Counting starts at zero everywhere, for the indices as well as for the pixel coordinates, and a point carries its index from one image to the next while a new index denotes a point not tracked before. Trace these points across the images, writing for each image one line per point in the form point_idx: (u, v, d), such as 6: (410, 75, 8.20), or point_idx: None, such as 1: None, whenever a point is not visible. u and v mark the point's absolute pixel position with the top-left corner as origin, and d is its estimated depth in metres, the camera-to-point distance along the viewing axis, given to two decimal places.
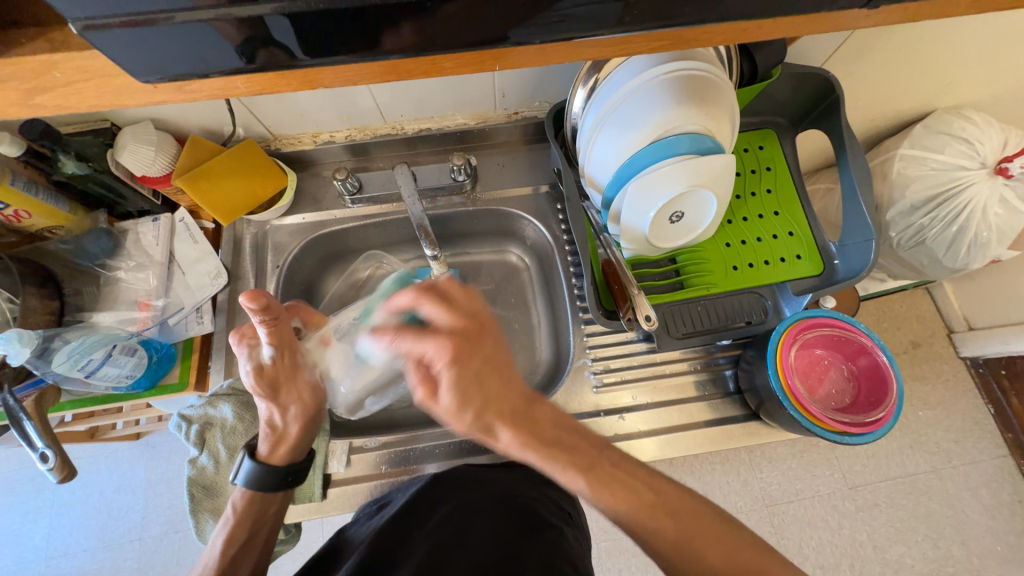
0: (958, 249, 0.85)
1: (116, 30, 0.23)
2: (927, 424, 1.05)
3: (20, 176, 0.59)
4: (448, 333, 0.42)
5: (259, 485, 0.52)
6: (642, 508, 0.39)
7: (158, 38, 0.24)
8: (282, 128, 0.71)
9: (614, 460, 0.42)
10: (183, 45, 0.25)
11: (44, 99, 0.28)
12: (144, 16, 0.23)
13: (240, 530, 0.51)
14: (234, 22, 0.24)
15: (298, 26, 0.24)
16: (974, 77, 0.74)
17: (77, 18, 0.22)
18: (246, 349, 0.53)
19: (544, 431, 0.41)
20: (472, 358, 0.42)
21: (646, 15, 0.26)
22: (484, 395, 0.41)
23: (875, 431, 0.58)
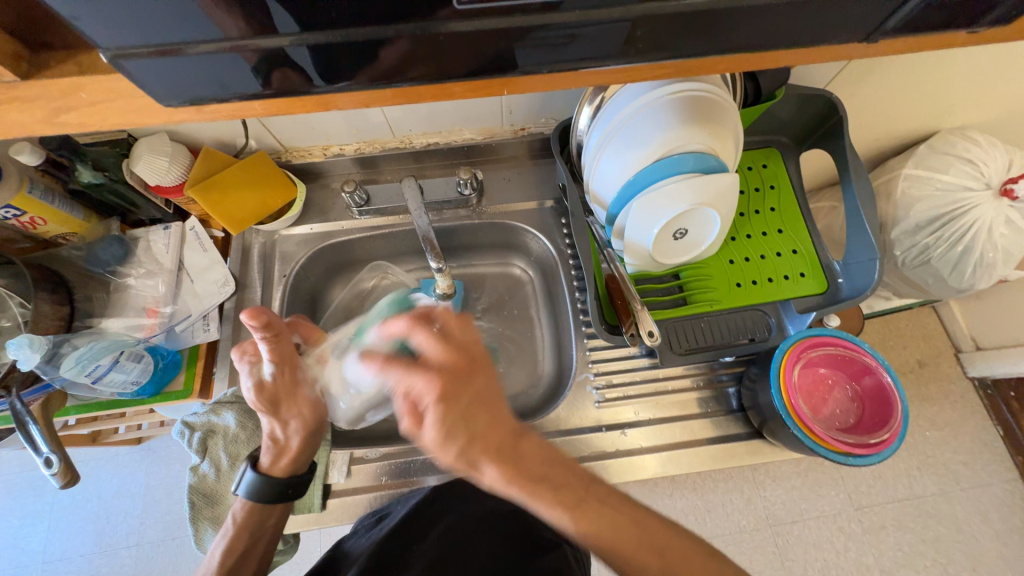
0: (963, 269, 0.85)
1: (144, 58, 0.24)
2: (935, 446, 1.03)
3: (39, 184, 0.60)
4: (439, 366, 0.40)
5: (260, 497, 0.52)
6: (630, 540, 0.37)
7: (182, 66, 0.25)
8: (293, 141, 0.73)
9: (601, 494, 0.39)
10: (206, 71, 0.26)
11: (69, 118, 0.29)
12: (169, 46, 0.24)
13: (240, 539, 0.51)
14: (255, 51, 0.25)
15: (315, 54, 0.25)
16: (978, 100, 0.74)
17: (107, 47, 0.24)
18: (248, 363, 0.53)
19: (528, 466, 0.39)
20: (463, 393, 0.39)
21: (652, 45, 0.27)
22: (471, 431, 0.38)
23: (880, 453, 0.57)
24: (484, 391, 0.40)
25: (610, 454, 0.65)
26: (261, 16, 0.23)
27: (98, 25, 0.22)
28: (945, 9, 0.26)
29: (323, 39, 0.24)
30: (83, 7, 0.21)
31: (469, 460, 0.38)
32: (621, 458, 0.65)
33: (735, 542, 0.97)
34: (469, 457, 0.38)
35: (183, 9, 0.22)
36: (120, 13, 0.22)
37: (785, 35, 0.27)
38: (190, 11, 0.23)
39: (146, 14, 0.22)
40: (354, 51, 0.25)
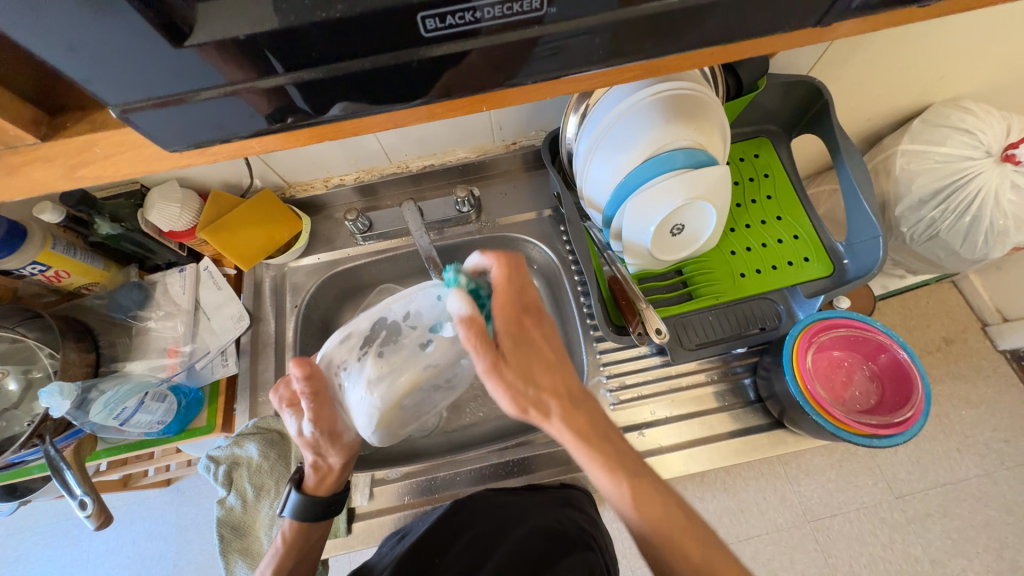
0: (975, 240, 0.83)
1: (147, 110, 0.26)
2: (971, 425, 1.00)
3: (61, 240, 0.64)
4: (516, 308, 0.45)
5: (305, 516, 0.55)
6: (677, 527, 0.43)
7: (184, 114, 0.27)
8: (295, 175, 0.76)
9: (651, 474, 0.45)
10: (205, 117, 0.28)
11: (86, 171, 0.31)
12: (169, 97, 0.26)
13: (288, 558, 0.55)
14: (246, 96, 0.27)
15: (305, 90, 0.27)
16: (967, 69, 0.74)
17: (117, 103, 0.26)
18: (283, 404, 0.52)
19: (593, 424, 0.45)
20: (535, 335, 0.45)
21: (619, 49, 0.28)
22: (533, 368, 0.44)
23: (905, 433, 0.56)
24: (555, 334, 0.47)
25: None
26: (248, 60, 0.25)
27: (106, 84, 0.25)
28: None
29: (306, 77, 0.26)
30: (92, 69, 0.24)
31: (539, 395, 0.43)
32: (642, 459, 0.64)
33: (773, 542, 0.94)
34: (541, 390, 0.43)
35: (182, 62, 0.24)
36: (125, 72, 0.24)
37: (744, 28, 0.28)
38: (187, 64, 0.25)
39: (146, 71, 0.24)
40: (336, 86, 0.27)
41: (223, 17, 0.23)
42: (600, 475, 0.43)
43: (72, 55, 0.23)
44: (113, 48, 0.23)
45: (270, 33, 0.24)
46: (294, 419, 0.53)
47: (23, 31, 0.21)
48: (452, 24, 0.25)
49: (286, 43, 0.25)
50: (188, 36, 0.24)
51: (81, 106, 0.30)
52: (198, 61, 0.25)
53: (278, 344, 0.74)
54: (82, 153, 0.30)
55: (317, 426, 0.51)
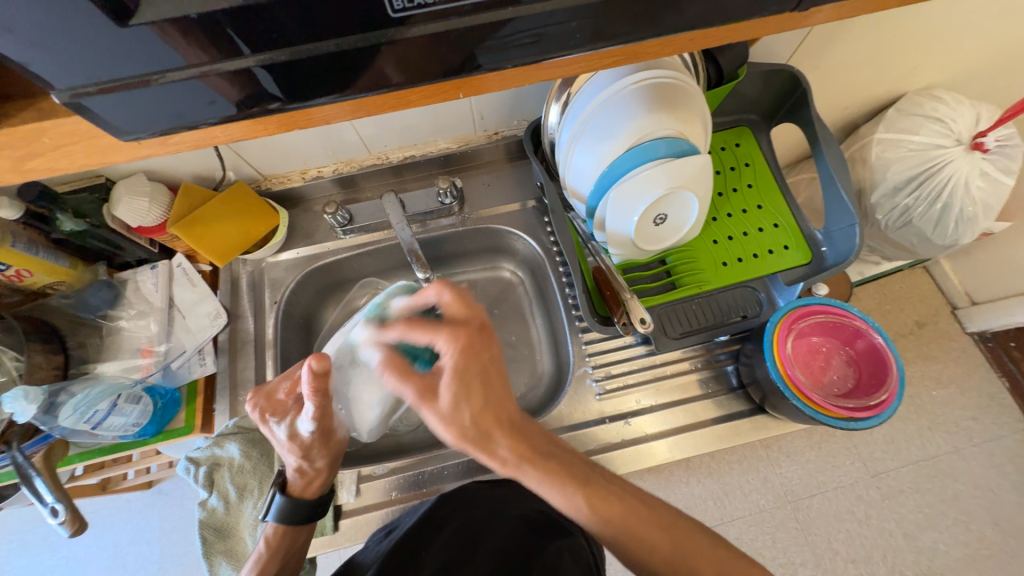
0: (946, 226, 0.86)
1: (97, 95, 0.25)
2: (942, 404, 1.04)
3: (22, 237, 0.60)
4: (461, 327, 0.44)
5: (291, 519, 0.54)
6: (637, 522, 0.42)
7: (138, 99, 0.26)
8: (271, 168, 0.73)
9: (605, 477, 0.45)
10: (163, 104, 0.26)
11: (36, 163, 0.29)
12: (123, 81, 0.25)
13: (273, 562, 0.53)
14: (206, 81, 0.26)
15: (273, 74, 0.26)
16: (940, 58, 0.76)
17: (63, 88, 0.24)
18: (263, 417, 0.54)
19: (535, 440, 0.44)
20: (473, 362, 0.43)
21: (598, 32, 0.28)
22: (484, 398, 0.43)
23: (880, 414, 0.58)
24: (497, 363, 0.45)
25: (616, 444, 0.65)
26: (203, 40, 0.24)
27: (51, 65, 0.23)
28: None
29: (272, 59, 0.25)
30: (32, 50, 0.22)
31: (473, 428, 0.42)
32: (628, 447, 0.65)
33: (756, 522, 0.96)
34: (478, 419, 0.43)
35: (129, 41, 0.23)
36: (69, 52, 0.23)
37: (724, 10, 0.28)
38: (137, 43, 0.23)
39: (95, 52, 0.23)
40: (303, 69, 0.26)
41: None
42: (551, 497, 0.43)
43: (5, 35, 0.21)
44: (55, 26, 0.21)
45: (229, 11, 0.23)
46: (278, 425, 0.54)
47: None
48: (421, 3, 0.24)
49: (248, 22, 0.23)
50: (134, 14, 0.22)
51: (29, 93, 0.28)
52: (150, 41, 0.23)
53: (258, 342, 0.72)
54: (31, 143, 0.28)
55: (317, 425, 0.53)
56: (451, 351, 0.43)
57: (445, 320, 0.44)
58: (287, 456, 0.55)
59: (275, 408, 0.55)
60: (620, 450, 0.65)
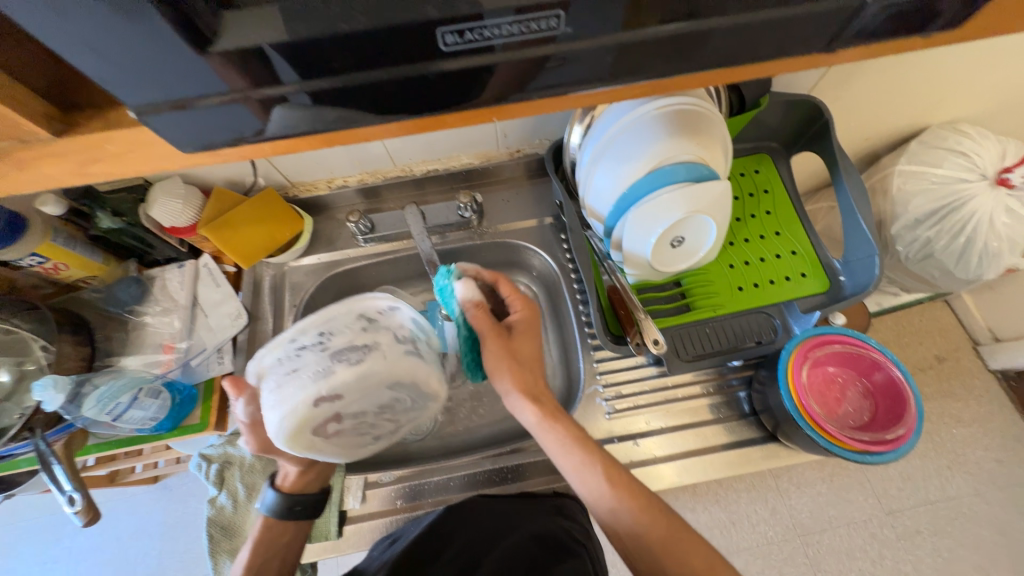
0: (968, 260, 0.84)
1: (166, 111, 0.27)
2: (962, 443, 1.01)
3: (62, 233, 0.64)
4: (519, 323, 0.60)
5: (270, 513, 0.56)
6: (638, 512, 0.49)
7: (199, 116, 0.27)
8: (299, 176, 0.76)
9: (614, 469, 0.51)
10: (221, 121, 0.28)
11: (97, 168, 0.31)
12: (191, 101, 0.27)
13: (255, 556, 0.54)
14: (265, 102, 0.27)
15: (323, 98, 0.28)
16: (965, 93, 0.76)
17: (138, 105, 0.26)
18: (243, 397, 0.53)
19: (567, 428, 0.54)
20: (528, 334, 0.60)
21: (630, 67, 0.29)
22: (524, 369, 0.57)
23: (898, 449, 0.57)
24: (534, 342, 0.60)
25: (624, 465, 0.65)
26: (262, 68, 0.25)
27: (128, 83, 0.25)
28: (896, 16, 0.28)
29: (324, 84, 0.27)
30: (115, 69, 0.24)
31: (528, 391, 0.55)
32: (635, 469, 0.64)
33: (764, 554, 0.94)
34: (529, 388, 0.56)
35: (197, 64, 0.25)
36: (146, 74, 0.25)
37: (753, 51, 0.29)
38: (205, 66, 0.25)
39: (170, 75, 0.25)
40: (352, 94, 0.28)
41: (251, 26, 0.24)
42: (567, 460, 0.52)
43: (95, 58, 0.23)
44: (135, 49, 0.23)
45: (289, 39, 0.24)
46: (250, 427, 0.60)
47: (56, 33, 0.22)
48: (470, 39, 0.26)
49: (306, 53, 0.25)
50: (212, 42, 0.24)
51: (98, 104, 0.30)
52: (220, 66, 0.25)
53: None
54: (94, 150, 0.30)
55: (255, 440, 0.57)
56: (519, 321, 0.60)
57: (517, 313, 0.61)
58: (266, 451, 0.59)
59: None
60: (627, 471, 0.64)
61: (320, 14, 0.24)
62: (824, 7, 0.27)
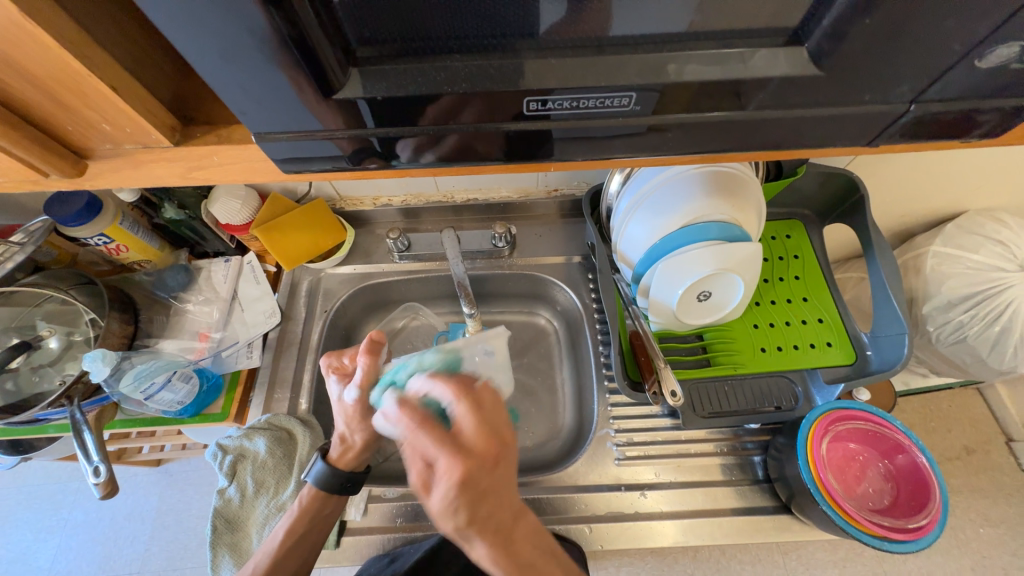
0: (1003, 350, 0.82)
1: (281, 141, 0.31)
2: (990, 545, 0.94)
3: (129, 217, 0.69)
4: (468, 449, 0.39)
5: (326, 485, 0.55)
6: None
7: (307, 146, 0.31)
8: (349, 190, 0.81)
9: None
10: (319, 151, 0.32)
11: (199, 174, 0.36)
12: (301, 132, 0.30)
13: (301, 523, 0.54)
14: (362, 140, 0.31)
15: (412, 142, 0.31)
16: (1005, 182, 0.76)
17: (259, 130, 0.30)
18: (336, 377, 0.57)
19: (523, 556, 0.39)
20: (485, 471, 0.39)
21: (680, 138, 0.32)
22: (475, 509, 0.38)
23: (919, 540, 0.54)
24: (502, 472, 0.40)
25: (628, 516, 0.64)
26: (368, 117, 0.29)
27: (257, 116, 0.29)
28: (936, 121, 0.30)
29: (418, 132, 0.30)
30: (251, 105, 0.28)
31: (478, 527, 0.38)
32: (639, 521, 0.63)
33: None
34: (473, 519, 0.38)
35: (309, 106, 0.28)
36: (273, 111, 0.29)
37: (799, 137, 0.32)
38: (324, 110, 0.29)
39: (291, 111, 0.29)
40: (438, 139, 0.31)
41: (370, 81, 0.27)
42: None
43: (238, 93, 0.27)
44: (269, 91, 0.27)
45: (393, 93, 0.28)
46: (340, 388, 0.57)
47: (215, 74, 0.26)
48: (550, 108, 0.29)
49: (407, 106, 0.29)
50: (335, 92, 0.28)
51: (211, 121, 0.35)
52: (335, 108, 0.29)
53: (302, 345, 0.76)
54: (202, 159, 0.34)
55: (358, 392, 0.55)
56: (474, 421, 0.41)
57: (456, 434, 0.41)
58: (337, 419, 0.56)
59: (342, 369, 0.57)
60: (629, 522, 0.63)
61: (427, 76, 0.27)
62: (870, 109, 0.29)
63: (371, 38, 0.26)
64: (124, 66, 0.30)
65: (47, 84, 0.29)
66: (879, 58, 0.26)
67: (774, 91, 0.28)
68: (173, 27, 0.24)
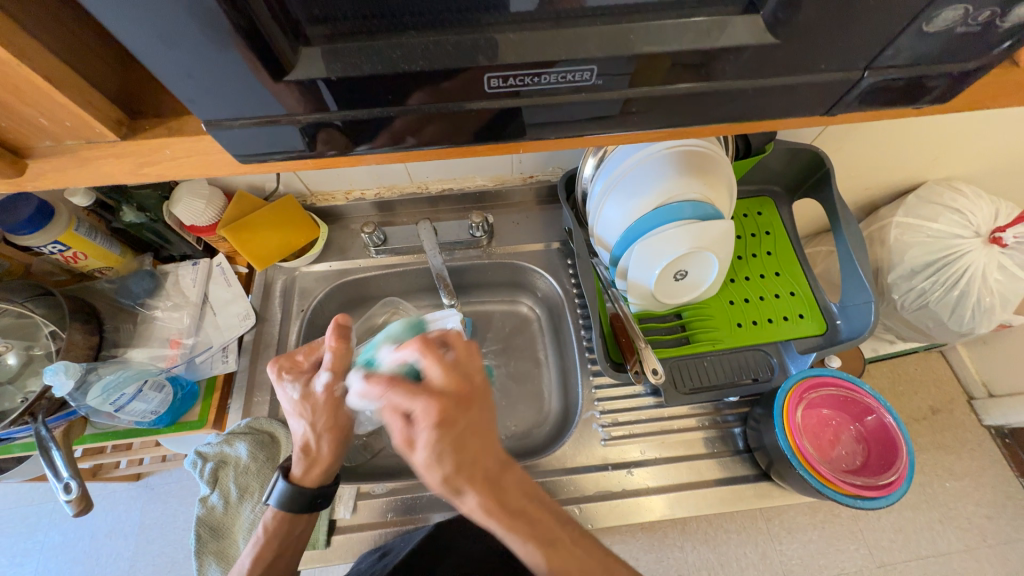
0: (962, 314, 0.86)
1: (236, 129, 0.29)
2: (956, 497, 1.00)
3: (85, 223, 0.65)
4: (439, 394, 0.40)
5: (291, 507, 0.53)
6: None
7: (264, 135, 0.30)
8: (319, 186, 0.79)
9: (573, 536, 0.43)
10: (276, 140, 0.30)
11: (153, 169, 0.34)
12: (255, 119, 0.29)
13: (269, 548, 0.52)
14: (321, 126, 0.30)
15: (373, 125, 0.30)
16: (960, 151, 0.79)
17: (211, 118, 0.29)
18: (289, 378, 0.54)
19: (510, 501, 0.41)
20: (472, 429, 0.40)
21: (649, 114, 0.32)
22: (460, 460, 0.39)
23: (888, 496, 0.57)
24: (489, 420, 0.42)
25: (616, 494, 0.65)
26: (325, 101, 0.28)
27: (207, 103, 0.28)
28: (890, 90, 0.31)
29: (380, 115, 0.29)
30: (199, 91, 0.27)
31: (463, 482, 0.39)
32: (627, 498, 0.64)
33: None
34: (455, 473, 0.39)
35: (262, 91, 0.27)
36: (224, 98, 0.27)
37: (762, 111, 0.32)
38: (279, 95, 0.28)
39: (244, 97, 0.27)
40: (401, 123, 0.30)
41: (325, 61, 0.27)
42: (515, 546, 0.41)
43: (183, 78, 0.26)
44: (218, 77, 0.26)
45: (350, 77, 0.27)
46: (291, 389, 0.54)
47: (158, 59, 0.25)
48: (513, 84, 0.29)
49: (368, 89, 0.28)
50: (287, 73, 0.27)
51: (161, 113, 0.33)
52: (291, 93, 0.28)
53: (280, 346, 0.74)
54: (154, 153, 0.33)
55: (331, 380, 0.52)
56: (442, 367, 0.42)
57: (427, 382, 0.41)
58: (295, 424, 0.54)
59: (293, 368, 0.55)
60: (618, 500, 0.64)
61: (385, 54, 0.27)
62: (829, 78, 0.30)
63: (322, 16, 0.25)
64: (61, 56, 0.29)
65: None
66: (833, 26, 0.27)
67: (736, 62, 0.28)
68: (104, 9, 0.22)
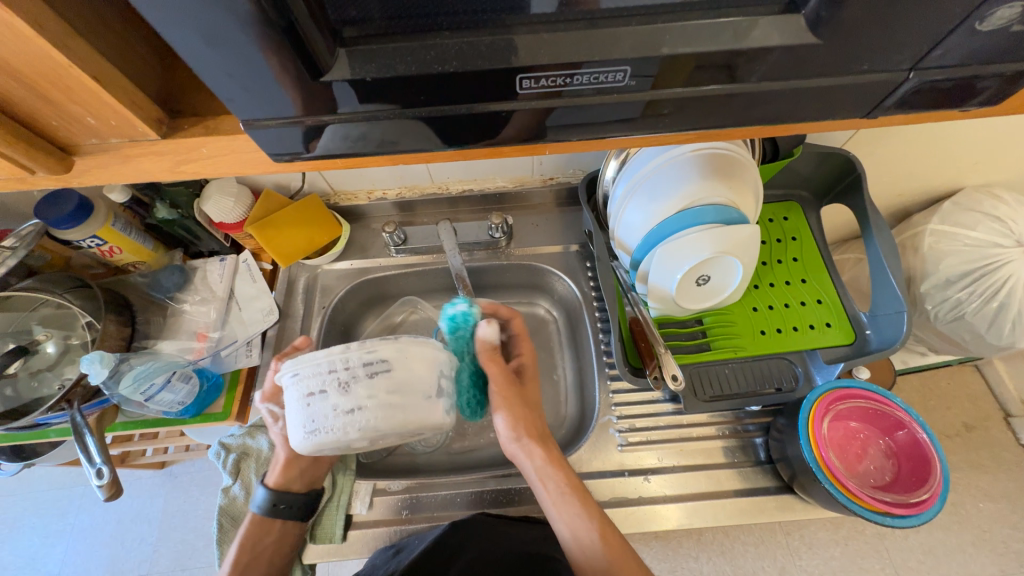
0: (1001, 326, 0.83)
1: (270, 127, 0.30)
2: (990, 519, 0.95)
3: (121, 218, 0.68)
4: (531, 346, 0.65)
5: (267, 510, 0.57)
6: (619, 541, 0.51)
7: (296, 133, 0.31)
8: (343, 185, 0.80)
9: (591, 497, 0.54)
10: (307, 138, 0.31)
11: (189, 166, 0.35)
12: (287, 118, 0.30)
13: (245, 552, 0.55)
14: (351, 126, 0.30)
15: (401, 124, 0.30)
16: (1003, 156, 0.76)
17: (246, 117, 0.29)
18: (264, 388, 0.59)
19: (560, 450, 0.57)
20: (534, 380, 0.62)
21: (679, 115, 0.31)
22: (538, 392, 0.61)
23: (920, 514, 0.55)
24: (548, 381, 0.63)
25: (632, 501, 0.64)
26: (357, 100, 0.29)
27: (243, 103, 0.28)
28: (934, 91, 0.30)
29: (410, 114, 0.30)
30: (237, 91, 0.27)
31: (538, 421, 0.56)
32: (643, 505, 0.63)
33: None
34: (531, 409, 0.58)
35: (297, 91, 0.28)
36: (260, 97, 0.28)
37: (796, 112, 0.31)
38: (312, 94, 0.28)
39: (278, 96, 0.28)
40: (430, 122, 0.30)
41: (358, 62, 0.27)
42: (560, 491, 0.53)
43: (223, 78, 0.27)
44: (255, 77, 0.27)
45: (381, 76, 0.27)
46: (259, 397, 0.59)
47: (200, 59, 0.26)
48: (544, 84, 0.28)
49: (400, 88, 0.28)
50: (323, 74, 0.27)
51: (197, 112, 0.35)
52: (325, 93, 0.28)
53: None
54: (191, 151, 0.34)
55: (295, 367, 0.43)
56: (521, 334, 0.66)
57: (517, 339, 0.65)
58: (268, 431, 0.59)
59: None
60: (634, 507, 0.63)
61: (418, 55, 0.27)
62: (870, 78, 0.29)
63: (357, 16, 0.26)
64: (108, 57, 0.30)
65: (30, 78, 0.28)
66: (877, 24, 0.26)
67: (770, 62, 0.28)
68: (151, 11, 0.23)
